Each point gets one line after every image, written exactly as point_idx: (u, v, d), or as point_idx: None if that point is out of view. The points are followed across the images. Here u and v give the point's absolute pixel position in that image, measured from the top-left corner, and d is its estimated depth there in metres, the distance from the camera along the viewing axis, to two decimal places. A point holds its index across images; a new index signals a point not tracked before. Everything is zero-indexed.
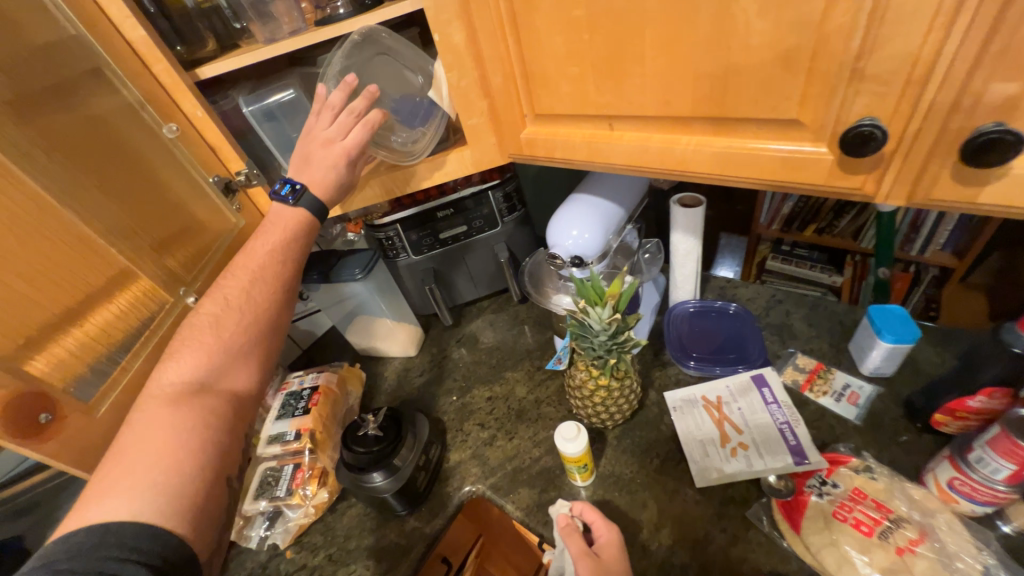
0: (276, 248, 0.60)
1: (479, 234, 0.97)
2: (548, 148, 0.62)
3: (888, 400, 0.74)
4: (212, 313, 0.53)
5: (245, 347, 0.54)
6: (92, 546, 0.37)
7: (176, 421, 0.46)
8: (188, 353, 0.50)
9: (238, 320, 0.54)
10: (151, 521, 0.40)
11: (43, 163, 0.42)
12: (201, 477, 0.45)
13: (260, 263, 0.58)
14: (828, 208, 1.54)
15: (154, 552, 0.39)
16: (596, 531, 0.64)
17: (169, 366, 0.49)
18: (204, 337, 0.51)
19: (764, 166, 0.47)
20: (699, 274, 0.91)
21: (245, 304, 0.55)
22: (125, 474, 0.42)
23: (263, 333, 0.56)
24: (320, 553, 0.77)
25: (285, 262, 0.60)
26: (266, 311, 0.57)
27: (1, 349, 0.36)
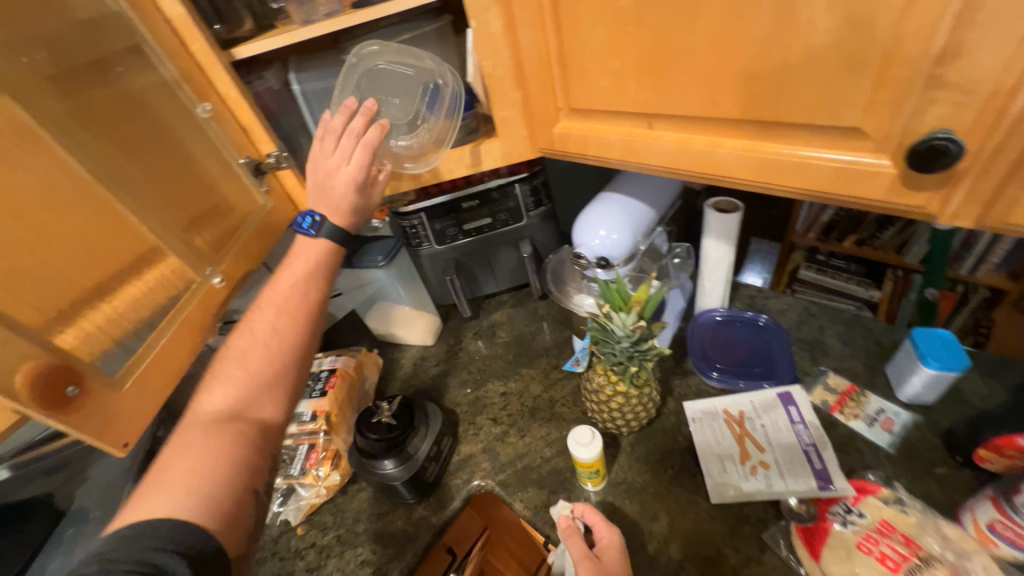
0: (302, 275, 0.61)
1: (504, 227, 0.95)
2: (581, 144, 0.60)
3: (925, 429, 0.70)
4: (241, 347, 0.56)
5: (272, 377, 0.55)
6: (132, 538, 0.40)
7: (205, 445, 0.49)
8: (218, 387, 0.53)
9: (262, 352, 0.56)
10: (185, 518, 0.43)
11: (81, 138, 0.42)
12: (228, 488, 0.47)
13: (286, 291, 0.59)
14: (872, 219, 1.46)
15: (189, 543, 0.41)
16: (597, 534, 0.62)
17: (205, 399, 0.53)
18: (232, 372, 0.54)
19: (816, 175, 0.44)
20: (729, 282, 0.87)
21: (270, 334, 0.57)
22: (165, 483, 0.45)
23: (288, 362, 0.57)
24: (329, 532, 0.78)
25: (311, 289, 0.60)
26: (290, 342, 0.57)
27: (34, 320, 0.37)
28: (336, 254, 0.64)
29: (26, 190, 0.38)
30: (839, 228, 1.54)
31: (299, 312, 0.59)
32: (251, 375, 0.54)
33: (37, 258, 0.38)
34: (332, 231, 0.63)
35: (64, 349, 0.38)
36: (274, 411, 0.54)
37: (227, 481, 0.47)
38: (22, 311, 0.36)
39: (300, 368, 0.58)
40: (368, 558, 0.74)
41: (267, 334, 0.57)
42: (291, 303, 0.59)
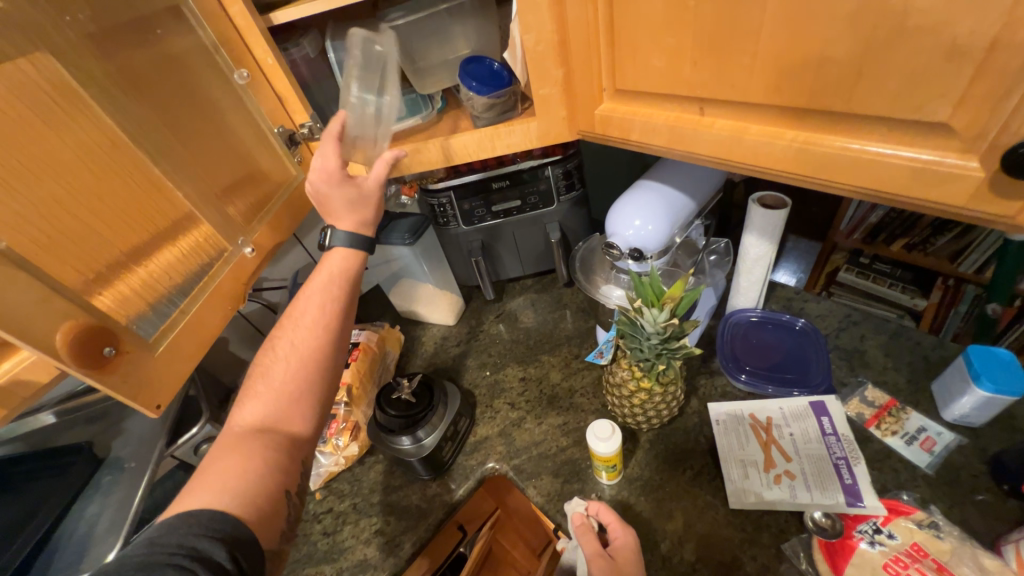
0: (328, 286, 0.60)
1: (533, 211, 0.93)
2: (624, 128, 0.57)
3: (970, 453, 0.66)
4: (269, 361, 0.56)
5: (296, 391, 0.55)
6: (179, 524, 0.42)
7: (239, 451, 0.49)
8: (247, 405, 0.54)
9: (287, 367, 0.55)
10: (225, 509, 0.44)
11: (120, 100, 0.42)
12: (264, 487, 0.48)
13: (313, 302, 0.59)
14: (926, 223, 1.37)
15: (229, 529, 0.43)
16: (611, 533, 0.62)
17: (235, 416, 0.53)
18: (257, 388, 0.54)
19: (889, 174, 0.39)
20: (766, 282, 0.83)
21: (297, 348, 0.56)
22: (205, 479, 0.47)
23: (312, 375, 0.56)
24: (346, 500, 0.81)
25: (337, 299, 0.60)
26: (313, 354, 0.57)
27: (73, 281, 0.38)
28: (359, 263, 0.63)
29: (66, 152, 0.38)
30: (888, 231, 1.45)
31: (326, 323, 0.58)
32: (281, 390, 0.54)
33: (74, 220, 0.39)
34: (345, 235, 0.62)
35: (104, 312, 0.39)
36: (304, 424, 0.55)
37: (261, 481, 0.48)
38: (60, 271, 0.37)
39: (328, 380, 0.58)
40: (382, 528, 0.76)
41: (294, 348, 0.56)
42: (317, 315, 0.58)
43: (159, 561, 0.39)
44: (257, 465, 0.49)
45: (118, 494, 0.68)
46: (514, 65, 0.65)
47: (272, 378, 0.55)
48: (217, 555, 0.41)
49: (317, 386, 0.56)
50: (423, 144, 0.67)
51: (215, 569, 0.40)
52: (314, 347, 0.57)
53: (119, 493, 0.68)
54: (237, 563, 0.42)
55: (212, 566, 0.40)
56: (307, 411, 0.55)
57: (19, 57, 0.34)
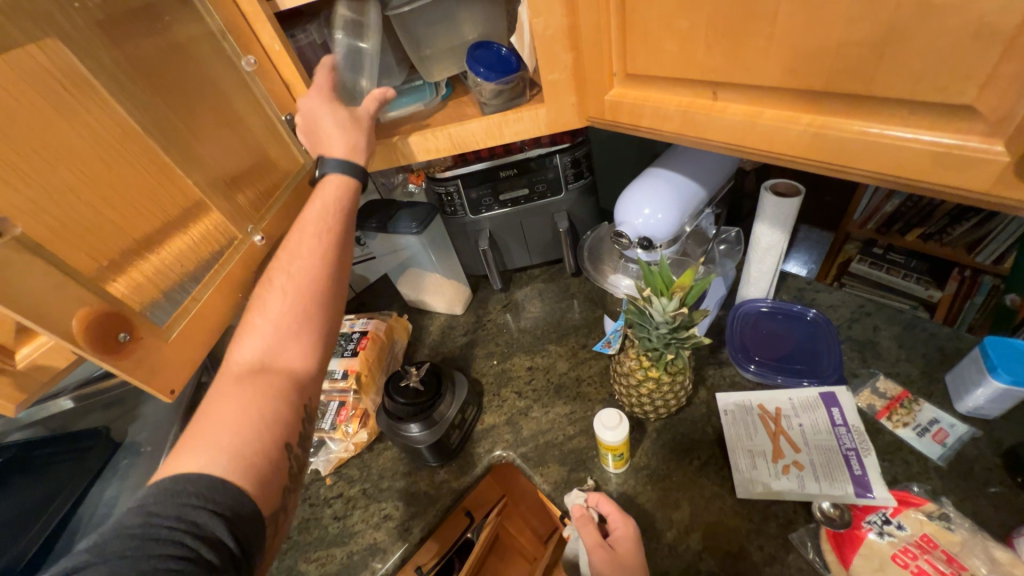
0: (324, 217, 0.59)
1: (541, 199, 0.92)
2: (634, 114, 0.56)
3: (983, 446, 0.65)
4: (264, 292, 0.54)
5: (297, 324, 0.55)
6: (173, 492, 0.41)
7: (240, 400, 0.49)
8: (249, 338, 0.53)
9: (284, 300, 0.54)
10: (222, 476, 0.44)
11: (129, 87, 0.42)
12: (261, 446, 0.47)
13: (309, 233, 0.57)
14: (943, 212, 1.33)
15: (226, 502, 0.43)
16: (611, 522, 0.63)
17: (236, 350, 0.53)
18: (256, 321, 0.53)
19: (908, 159, 0.38)
20: (777, 271, 0.82)
21: (294, 280, 0.55)
22: (202, 435, 0.46)
23: (311, 306, 0.56)
24: (355, 485, 0.82)
25: (334, 231, 0.59)
26: (312, 285, 0.56)
27: (87, 269, 0.38)
28: (353, 192, 0.62)
29: (78, 141, 0.38)
30: (903, 221, 1.41)
31: (323, 255, 0.58)
32: (281, 322, 0.54)
33: (87, 209, 0.39)
34: (337, 162, 0.60)
35: (117, 299, 0.39)
36: (306, 359, 0.55)
37: (259, 435, 0.48)
38: (74, 258, 0.37)
39: (329, 312, 0.58)
40: (391, 513, 0.78)
41: (291, 279, 0.55)
42: (314, 248, 0.57)
43: (159, 536, 0.39)
44: (262, 405, 0.49)
45: (134, 478, 0.70)
46: (523, 50, 0.64)
47: (269, 310, 0.54)
48: (218, 531, 0.41)
49: (317, 318, 0.56)
50: (431, 132, 0.67)
51: (215, 544, 0.41)
52: (313, 278, 0.56)
53: (136, 476, 0.70)
54: (237, 538, 0.42)
55: (212, 543, 0.41)
56: (308, 346, 0.55)
57: (29, 42, 0.34)
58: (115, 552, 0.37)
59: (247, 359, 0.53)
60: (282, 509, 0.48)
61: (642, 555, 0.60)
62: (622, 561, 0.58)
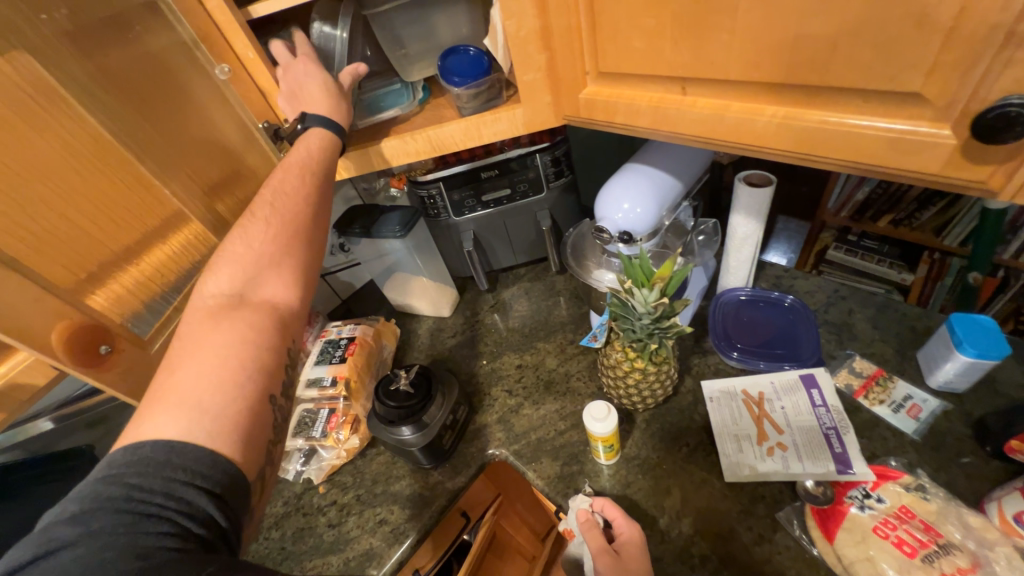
0: (308, 161, 0.58)
1: (523, 199, 0.94)
2: (609, 110, 0.57)
3: (954, 418, 0.68)
4: (247, 222, 0.53)
5: (279, 259, 0.53)
6: (158, 464, 0.38)
7: (221, 336, 0.46)
8: (226, 268, 0.50)
9: (268, 232, 0.53)
10: (207, 445, 0.41)
11: (102, 99, 0.42)
12: (244, 404, 0.44)
13: (292, 173, 0.57)
14: (911, 198, 1.38)
15: (215, 478, 0.40)
16: (619, 528, 0.63)
17: (209, 281, 0.49)
18: (237, 253, 0.51)
19: (864, 145, 0.40)
20: (755, 261, 0.84)
21: (277, 215, 0.54)
22: (175, 395, 0.42)
23: (295, 243, 0.54)
24: (349, 492, 0.82)
25: (320, 173, 0.58)
26: (297, 223, 0.55)
27: (66, 284, 0.38)
28: (335, 143, 0.60)
29: (56, 153, 0.38)
30: (874, 208, 1.46)
31: (308, 194, 0.57)
32: (263, 255, 0.52)
33: (71, 220, 0.39)
34: (318, 120, 0.59)
35: (97, 310, 0.39)
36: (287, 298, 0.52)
37: (242, 387, 0.45)
38: (53, 272, 0.37)
39: (308, 253, 0.56)
40: (386, 517, 0.78)
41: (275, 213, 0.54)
42: (298, 188, 0.56)
43: (146, 513, 0.36)
44: (243, 341, 0.47)
45: None
46: (496, 52, 0.63)
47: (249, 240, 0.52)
48: (208, 510, 0.39)
49: (299, 258, 0.54)
50: (409, 134, 0.67)
51: (204, 522, 0.38)
52: (297, 218, 0.55)
53: None
54: (227, 516, 0.40)
55: (202, 521, 0.38)
56: (290, 285, 0.53)
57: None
58: (99, 527, 0.35)
59: (221, 292, 0.49)
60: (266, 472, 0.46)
61: (647, 558, 0.60)
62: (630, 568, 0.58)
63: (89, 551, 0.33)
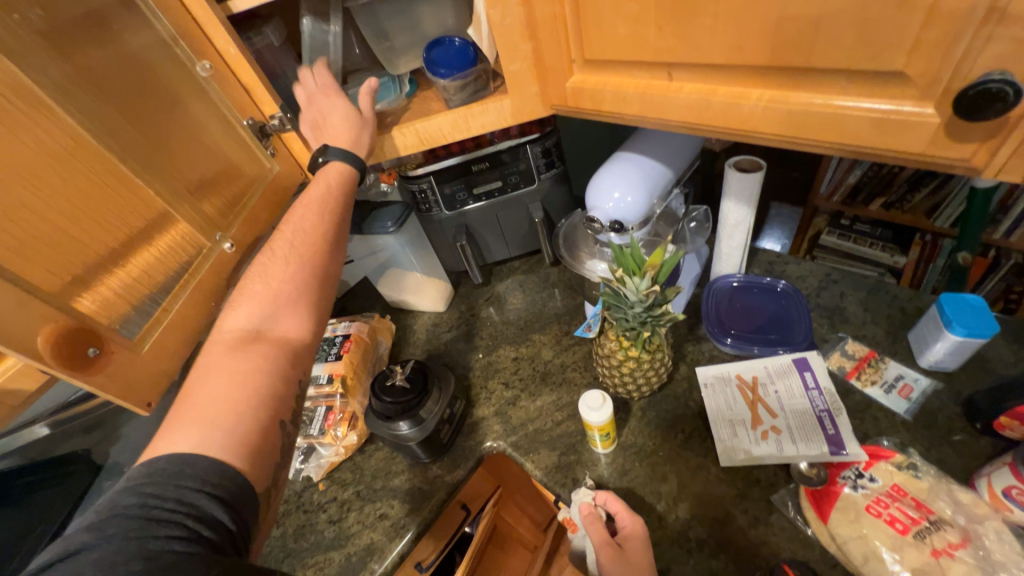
0: (323, 199, 0.63)
1: (515, 191, 0.93)
2: (596, 99, 0.57)
3: (945, 397, 0.69)
4: (268, 262, 0.59)
5: (291, 294, 0.58)
6: (172, 474, 0.41)
7: (239, 367, 0.51)
8: (245, 303, 0.56)
9: (281, 270, 0.59)
10: (219, 457, 0.44)
11: (79, 98, 0.41)
12: (252, 420, 0.48)
13: (309, 211, 0.62)
14: (902, 180, 1.38)
15: (224, 485, 0.43)
16: (622, 522, 0.63)
17: (231, 315, 0.55)
18: (255, 290, 0.57)
19: (851, 127, 0.40)
20: (747, 247, 0.84)
21: (295, 253, 0.60)
22: (193, 413, 0.46)
23: (306, 279, 0.59)
24: (349, 488, 0.82)
25: (330, 211, 0.63)
26: (308, 261, 0.60)
27: (50, 287, 0.37)
28: (350, 178, 0.64)
29: (38, 155, 0.37)
30: (866, 191, 1.46)
31: (319, 233, 0.62)
32: (276, 291, 0.58)
33: (54, 222, 0.38)
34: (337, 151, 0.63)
35: (85, 314, 0.39)
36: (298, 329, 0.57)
37: (253, 409, 0.49)
38: (36, 276, 0.36)
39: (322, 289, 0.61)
40: (387, 512, 0.78)
41: (289, 253, 0.60)
42: (314, 226, 0.62)
43: (159, 517, 0.39)
44: (264, 372, 0.52)
45: None
46: (481, 42, 0.63)
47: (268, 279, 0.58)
48: (218, 515, 0.41)
49: (317, 294, 0.60)
50: (397, 128, 0.67)
51: (213, 527, 0.41)
52: (308, 255, 0.60)
53: None
54: (235, 523, 0.42)
55: (211, 524, 0.41)
56: (301, 318, 0.58)
57: None
58: (114, 532, 0.37)
59: (240, 325, 0.55)
60: (276, 485, 0.49)
61: (650, 554, 0.60)
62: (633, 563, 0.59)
63: (105, 551, 0.35)
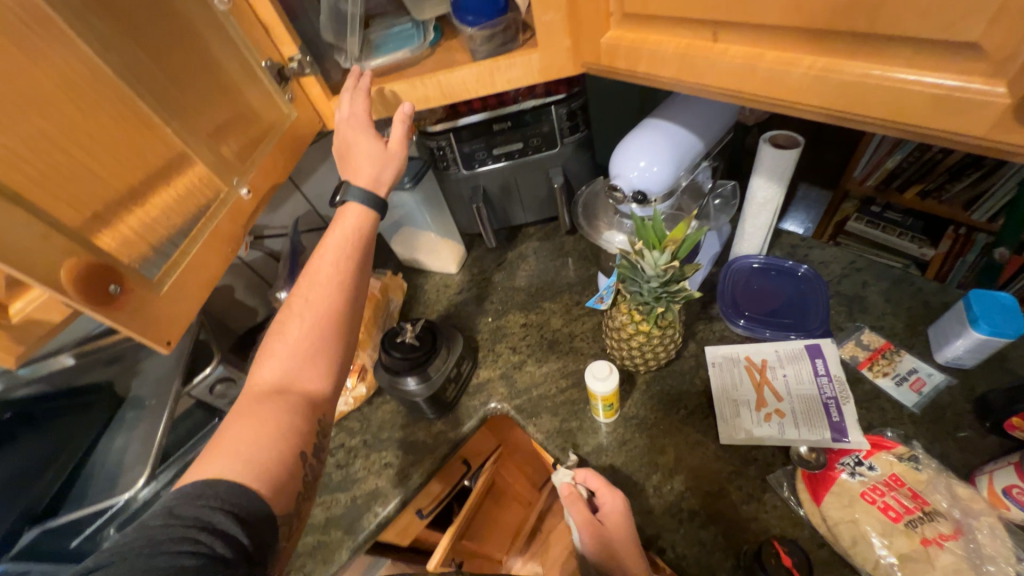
0: (343, 245, 0.61)
1: (536, 154, 0.90)
2: (631, 58, 0.53)
3: (957, 394, 0.68)
4: (286, 321, 0.58)
5: (311, 349, 0.57)
6: (193, 496, 0.45)
7: (261, 417, 0.52)
8: (270, 358, 0.56)
9: (302, 323, 0.57)
10: (238, 481, 0.47)
11: (95, 26, 0.39)
12: (273, 464, 0.50)
13: (329, 258, 0.60)
14: (945, 168, 1.29)
15: (241, 504, 0.46)
16: (603, 500, 0.64)
17: (259, 370, 0.56)
18: (278, 344, 0.57)
19: (906, 103, 0.38)
20: (772, 227, 0.82)
21: (312, 304, 0.58)
22: (220, 455, 0.49)
23: (327, 333, 0.58)
24: (356, 436, 0.85)
25: (352, 258, 0.61)
26: (328, 313, 0.58)
27: (71, 221, 0.37)
28: (371, 221, 0.64)
29: (54, 88, 0.36)
30: (903, 177, 1.38)
31: (340, 282, 0.60)
32: (297, 348, 0.57)
33: (76, 160, 0.38)
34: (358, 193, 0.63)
35: (107, 252, 0.39)
36: (319, 382, 0.57)
37: (275, 460, 0.50)
38: (57, 209, 0.37)
39: (344, 343, 0.60)
40: (391, 461, 0.81)
41: (309, 305, 0.58)
42: (332, 274, 0.60)
43: (175, 534, 0.42)
44: (281, 428, 0.53)
45: (140, 430, 0.71)
46: None
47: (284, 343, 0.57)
48: (231, 531, 0.44)
49: (335, 343, 0.58)
50: (419, 79, 0.64)
51: (228, 541, 0.43)
52: (329, 307, 0.58)
53: (141, 428, 0.72)
54: (248, 538, 0.45)
55: (225, 539, 0.43)
56: (323, 372, 0.57)
57: None
58: (136, 547, 0.41)
59: (266, 378, 0.56)
60: (296, 512, 0.52)
61: (630, 523, 0.62)
62: (620, 543, 0.61)
63: (125, 567, 0.39)
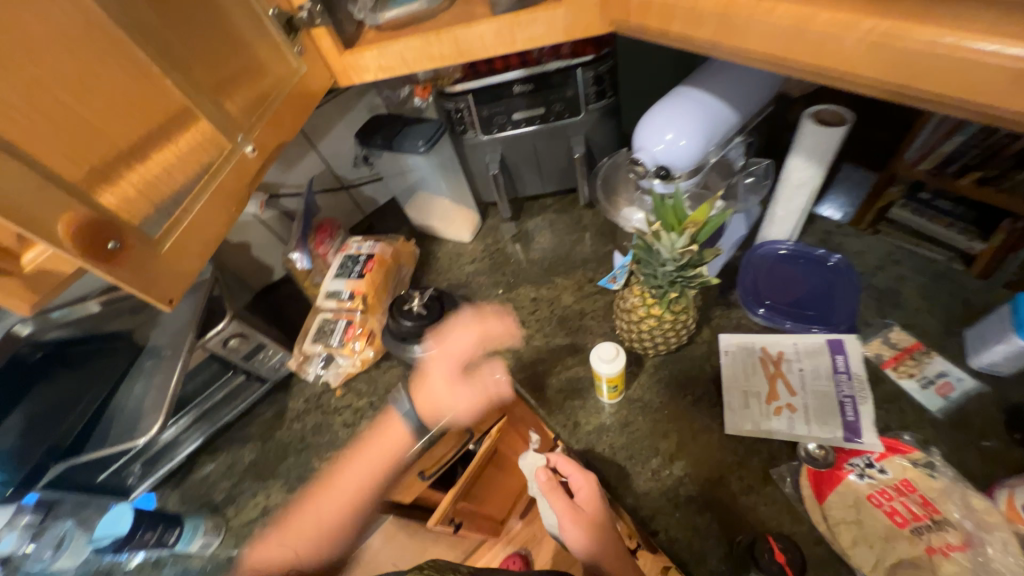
0: (365, 471, 0.76)
1: (558, 120, 0.86)
2: (665, 17, 0.48)
3: (988, 402, 0.64)
4: (295, 517, 0.75)
5: (302, 557, 0.74)
6: None
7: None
8: (272, 544, 0.74)
9: (303, 537, 0.74)
10: None
11: None
12: None
13: (345, 491, 0.76)
14: None
15: None
16: (576, 484, 0.71)
17: (259, 551, 0.74)
18: (278, 543, 0.74)
19: (978, 78, 0.33)
20: (806, 212, 0.76)
21: (318, 524, 0.75)
22: None
23: (319, 541, 0.75)
24: (363, 397, 0.87)
25: (365, 490, 0.76)
26: (324, 529, 0.75)
27: (70, 175, 0.37)
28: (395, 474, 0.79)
29: (45, 34, 0.35)
30: None
31: (342, 508, 0.75)
32: (288, 549, 0.74)
33: (73, 113, 0.37)
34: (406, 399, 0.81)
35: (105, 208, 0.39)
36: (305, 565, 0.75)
37: None
38: (55, 162, 0.36)
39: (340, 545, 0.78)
40: None
41: (314, 525, 0.75)
42: (345, 498, 0.76)
43: None
44: None
45: (158, 378, 0.74)
46: None
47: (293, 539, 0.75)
48: None
49: (329, 530, 0.75)
50: (434, 34, 0.60)
51: None
52: (330, 521, 0.75)
53: (159, 376, 0.74)
54: None
55: None
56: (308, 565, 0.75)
57: None
58: None
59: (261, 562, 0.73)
60: None
61: (600, 492, 0.71)
62: (596, 523, 0.69)
63: None
